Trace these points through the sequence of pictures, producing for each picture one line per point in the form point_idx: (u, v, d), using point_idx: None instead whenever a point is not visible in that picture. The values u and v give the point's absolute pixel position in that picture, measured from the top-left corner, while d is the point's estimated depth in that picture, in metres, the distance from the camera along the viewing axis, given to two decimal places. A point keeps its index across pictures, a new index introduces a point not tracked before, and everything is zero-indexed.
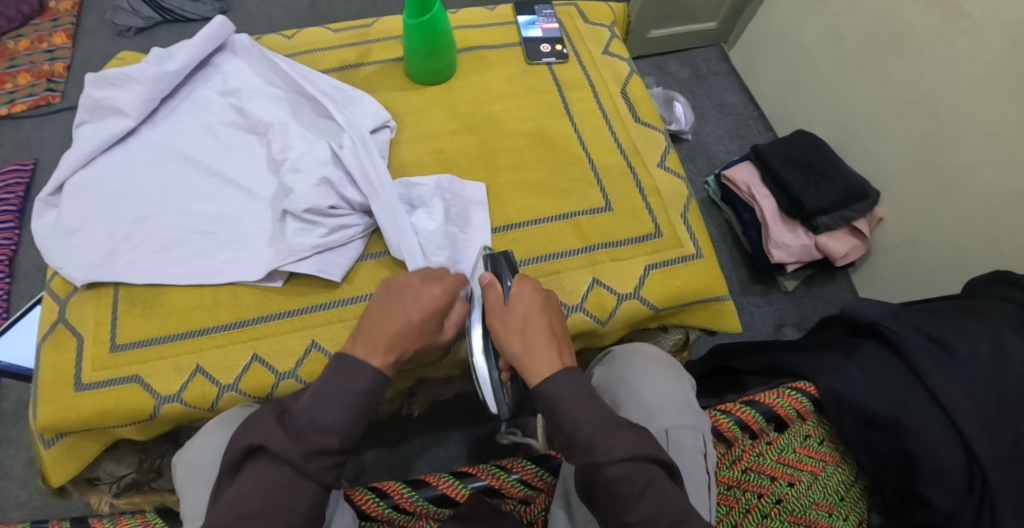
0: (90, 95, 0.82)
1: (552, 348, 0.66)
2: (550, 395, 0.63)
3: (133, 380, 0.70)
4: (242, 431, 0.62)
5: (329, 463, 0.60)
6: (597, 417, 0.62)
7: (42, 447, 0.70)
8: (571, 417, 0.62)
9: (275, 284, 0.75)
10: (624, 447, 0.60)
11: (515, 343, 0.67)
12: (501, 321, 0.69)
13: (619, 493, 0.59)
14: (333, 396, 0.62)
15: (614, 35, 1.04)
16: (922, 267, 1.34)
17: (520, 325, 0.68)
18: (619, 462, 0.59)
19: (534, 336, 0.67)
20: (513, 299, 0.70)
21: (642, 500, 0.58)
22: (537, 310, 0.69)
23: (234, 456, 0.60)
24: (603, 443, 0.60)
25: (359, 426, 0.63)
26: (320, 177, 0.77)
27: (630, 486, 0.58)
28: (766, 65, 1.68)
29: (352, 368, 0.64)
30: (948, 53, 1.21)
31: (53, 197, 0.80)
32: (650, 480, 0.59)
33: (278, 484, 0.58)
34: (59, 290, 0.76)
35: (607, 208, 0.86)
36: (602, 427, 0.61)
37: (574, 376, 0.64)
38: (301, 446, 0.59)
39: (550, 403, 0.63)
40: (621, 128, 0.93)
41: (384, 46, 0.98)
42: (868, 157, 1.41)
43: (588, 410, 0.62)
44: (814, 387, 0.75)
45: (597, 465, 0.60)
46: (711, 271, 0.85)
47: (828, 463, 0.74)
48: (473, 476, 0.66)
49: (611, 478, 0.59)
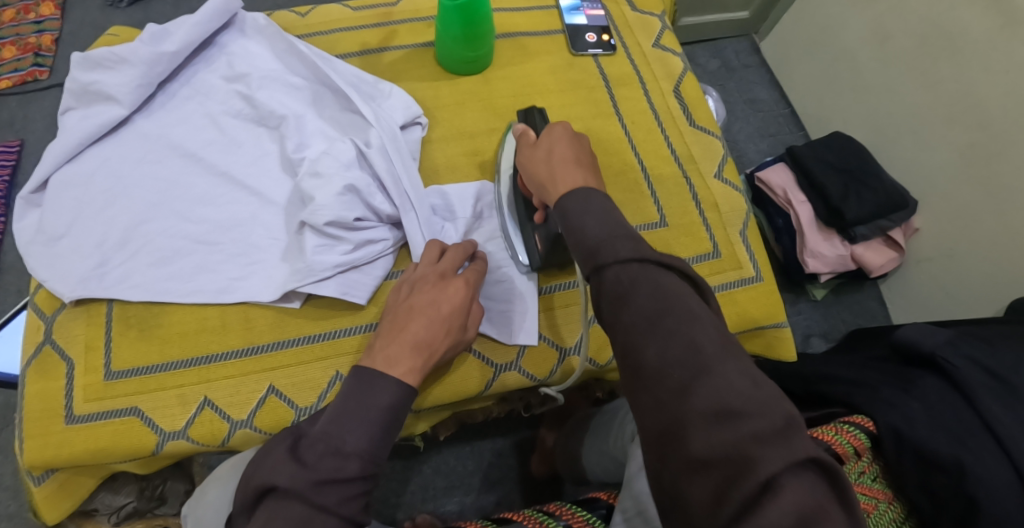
0: (75, 78, 0.72)
1: (573, 170, 0.61)
2: (562, 201, 0.57)
3: (133, 413, 0.62)
4: (251, 470, 0.55)
5: (350, 492, 0.53)
6: (608, 223, 0.54)
7: (32, 485, 0.64)
8: (580, 220, 0.55)
9: (292, 305, 0.66)
10: (634, 249, 0.51)
11: (543, 170, 0.63)
12: (529, 156, 0.66)
13: (622, 293, 0.49)
14: (349, 413, 0.55)
15: (665, 26, 0.95)
16: (959, 283, 1.25)
17: (544, 157, 0.64)
18: (626, 262, 0.51)
19: (556, 162, 0.62)
20: (541, 135, 0.67)
21: (641, 292, 0.49)
22: (564, 143, 0.65)
23: (244, 497, 0.53)
24: (608, 245, 0.52)
25: (384, 446, 0.56)
26: (344, 185, 0.67)
27: (636, 283, 0.49)
28: (801, 59, 1.59)
29: (372, 383, 0.57)
30: (1005, 61, 1.12)
31: (37, 195, 0.70)
32: (657, 274, 0.50)
33: (291, 523, 0.51)
34: (44, 306, 0.66)
35: (663, 223, 0.79)
36: (614, 229, 0.53)
37: (588, 188, 0.58)
38: (313, 475, 0.52)
39: (563, 212, 0.57)
40: (675, 133, 0.86)
41: (412, 29, 0.88)
42: (908, 165, 1.33)
43: (598, 218, 0.55)
44: (872, 422, 0.63)
45: (600, 266, 0.51)
46: (772, 295, 0.78)
47: (880, 501, 0.62)
48: (515, 524, 0.60)
49: (617, 274, 0.50)
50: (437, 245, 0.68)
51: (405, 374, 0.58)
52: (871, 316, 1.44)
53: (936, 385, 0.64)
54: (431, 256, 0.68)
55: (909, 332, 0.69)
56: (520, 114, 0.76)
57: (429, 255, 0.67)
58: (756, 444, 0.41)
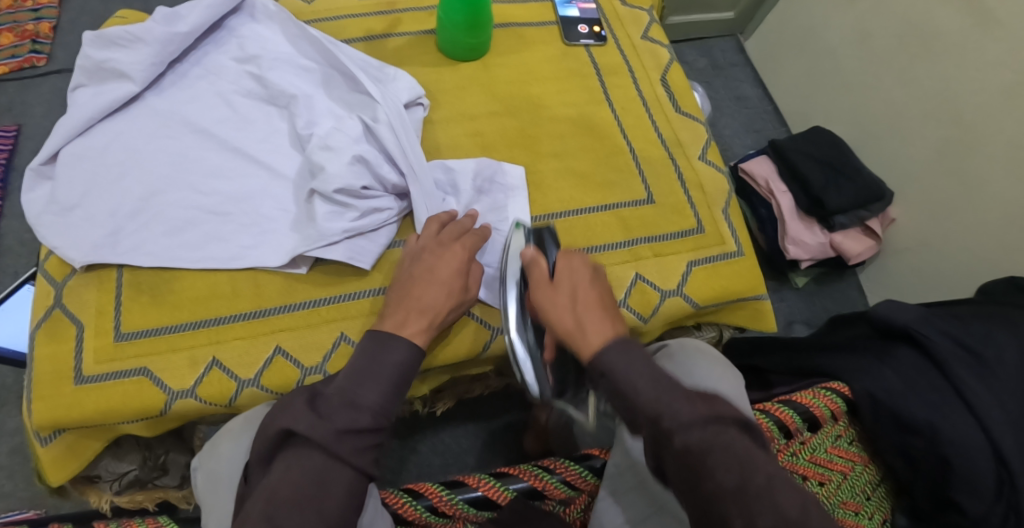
0: (89, 56, 0.74)
1: (602, 318, 0.63)
2: (605, 363, 0.58)
3: (142, 373, 0.65)
4: (269, 419, 0.56)
5: (363, 444, 0.56)
6: (654, 380, 0.55)
7: (38, 446, 0.66)
8: (632, 383, 0.55)
9: (299, 271, 0.69)
10: (694, 410, 0.51)
11: (567, 320, 0.64)
12: (550, 299, 0.66)
13: (693, 464, 0.49)
14: (366, 371, 0.59)
15: (654, 20, 0.99)
16: (935, 270, 1.30)
17: (568, 298, 0.66)
18: (691, 425, 0.50)
19: (582, 308, 0.64)
20: (560, 272, 0.68)
21: (712, 461, 0.48)
22: (587, 283, 0.67)
23: (262, 444, 0.55)
24: (666, 408, 0.52)
25: (394, 405, 0.59)
26: (354, 156, 0.71)
27: (706, 449, 0.49)
28: (785, 58, 1.64)
29: (384, 345, 0.61)
30: (976, 60, 1.17)
31: (47, 167, 0.72)
32: (725, 436, 0.49)
33: (310, 470, 0.52)
34: (55, 272, 0.69)
35: (650, 201, 0.83)
36: (669, 390, 0.54)
37: (626, 341, 0.59)
38: (332, 425, 0.55)
39: (608, 375, 0.57)
40: (663, 119, 0.90)
41: (414, 17, 0.91)
42: (885, 158, 1.38)
43: (647, 376, 0.55)
44: (848, 388, 0.67)
45: (665, 433, 0.51)
46: (754, 270, 0.82)
47: (856, 463, 0.66)
48: (514, 477, 0.62)
49: (683, 442, 0.50)
50: (442, 225, 0.71)
51: (412, 338, 0.63)
52: (851, 305, 1.49)
53: (910, 357, 0.68)
54: (432, 228, 0.71)
55: (884, 309, 0.71)
56: (525, 229, 0.75)
57: (431, 227, 0.71)
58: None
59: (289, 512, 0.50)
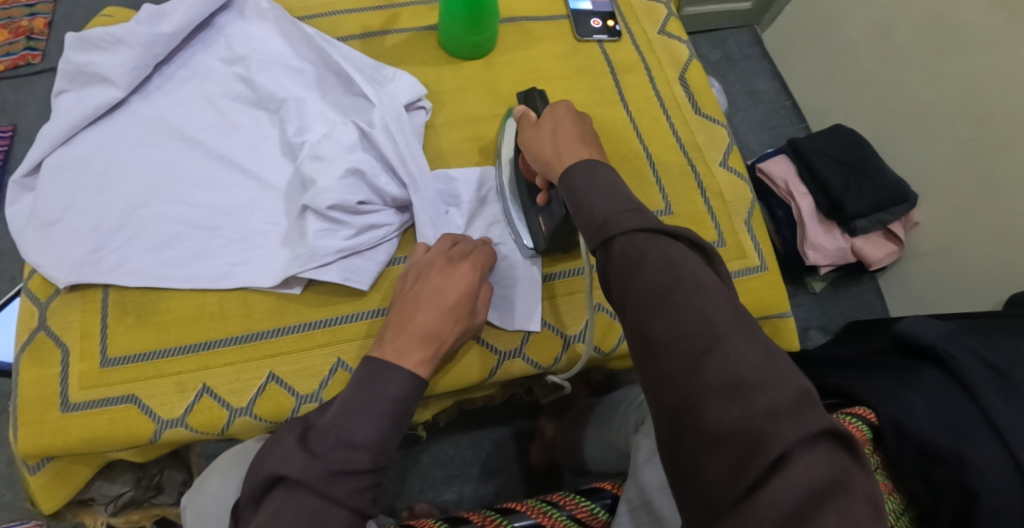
0: (68, 59, 0.70)
1: (577, 147, 0.62)
2: (567, 181, 0.58)
3: (129, 400, 0.61)
4: (260, 460, 0.53)
5: (357, 484, 0.51)
6: (614, 197, 0.54)
7: (26, 475, 0.62)
8: (587, 196, 0.55)
9: (293, 291, 0.65)
10: (641, 219, 0.51)
11: (546, 149, 0.63)
12: (531, 134, 0.66)
13: (630, 265, 0.49)
14: (361, 405, 0.53)
15: (670, 13, 0.94)
16: (956, 275, 1.25)
17: (548, 134, 0.65)
18: (633, 232, 0.51)
19: (560, 141, 0.63)
20: (543, 115, 0.67)
21: (648, 265, 0.48)
22: (568, 120, 0.65)
23: (253, 487, 0.51)
24: (615, 218, 0.52)
25: (394, 439, 0.54)
26: (347, 168, 0.66)
27: (644, 253, 0.49)
28: (803, 51, 1.58)
29: (384, 374, 0.55)
30: (1006, 57, 1.11)
31: (29, 179, 0.68)
32: (665, 245, 0.49)
33: (301, 517, 0.48)
34: (38, 292, 0.65)
35: (667, 212, 0.79)
36: (619, 202, 0.54)
37: (592, 162, 0.58)
38: (324, 466, 0.50)
39: (571, 185, 0.57)
40: (681, 122, 0.85)
41: (415, 12, 0.86)
42: (909, 159, 1.32)
43: (604, 192, 0.55)
44: (874, 414, 0.59)
45: (607, 235, 0.52)
46: (776, 285, 0.78)
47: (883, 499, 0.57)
48: (519, 514, 0.59)
49: (624, 243, 0.50)
50: (455, 244, 0.67)
51: (414, 368, 0.57)
52: (869, 311, 1.43)
53: (937, 377, 0.61)
54: (444, 245, 0.66)
55: (910, 325, 0.66)
56: (520, 96, 0.75)
57: (442, 243, 0.66)
58: (774, 419, 0.39)
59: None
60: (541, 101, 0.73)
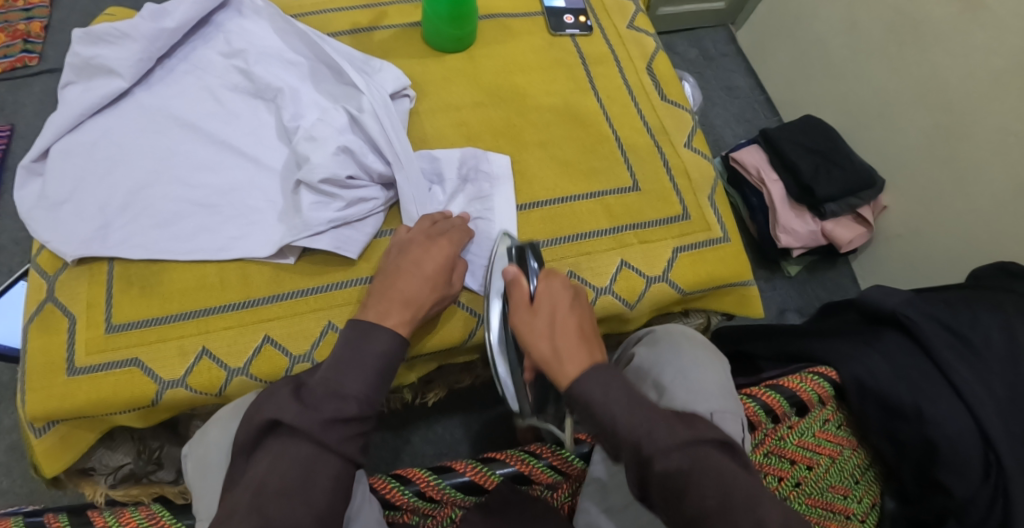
0: (77, 53, 0.75)
1: (582, 348, 0.62)
2: (582, 390, 0.58)
3: (132, 364, 0.66)
4: (254, 407, 0.58)
5: (348, 431, 0.57)
6: (632, 398, 0.56)
7: (32, 437, 0.67)
8: (607, 409, 0.55)
9: (287, 261, 0.70)
10: (672, 434, 0.52)
11: (544, 344, 0.63)
12: (527, 324, 0.66)
13: (672, 488, 0.50)
14: (351, 363, 0.59)
15: (639, 9, 1.00)
16: (926, 257, 1.31)
17: (547, 322, 0.65)
18: (667, 452, 0.51)
19: (560, 335, 0.63)
20: (540, 297, 0.67)
21: (696, 482, 0.50)
22: (566, 306, 0.66)
23: (248, 433, 0.56)
24: (647, 437, 0.53)
25: (379, 393, 0.60)
26: (339, 146, 0.72)
27: (688, 475, 0.50)
28: (775, 47, 1.65)
29: (367, 336, 0.61)
30: (965, 47, 1.17)
31: (38, 164, 0.73)
32: (703, 461, 0.51)
33: (297, 458, 0.54)
34: (47, 266, 0.70)
35: (635, 188, 0.84)
36: (648, 417, 0.54)
37: (603, 368, 0.58)
38: (318, 413, 0.56)
39: (583, 400, 0.57)
40: (648, 107, 0.90)
41: (398, 9, 0.92)
42: (876, 147, 1.38)
43: (625, 401, 0.56)
44: (835, 373, 0.69)
45: (645, 459, 0.52)
46: (739, 256, 0.83)
47: (844, 447, 0.68)
48: (501, 462, 0.64)
49: (664, 469, 0.51)
50: (433, 220, 0.73)
51: (395, 327, 0.63)
52: (843, 293, 1.49)
53: (899, 341, 0.70)
54: (422, 223, 0.72)
55: (874, 295, 0.74)
56: (508, 248, 0.74)
57: (423, 222, 0.72)
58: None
59: (278, 499, 0.51)
60: (535, 261, 0.72)
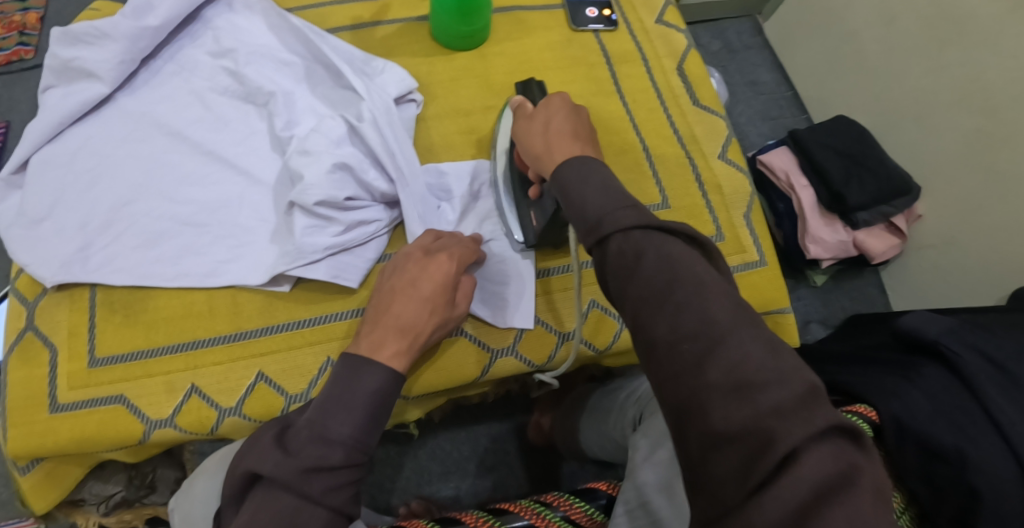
0: (55, 54, 0.69)
1: (571, 140, 0.61)
2: (559, 177, 0.57)
3: (118, 400, 0.61)
4: (239, 457, 0.53)
5: (333, 481, 0.50)
6: (606, 191, 0.54)
7: (17, 476, 0.62)
8: (580, 192, 0.54)
9: (281, 289, 0.65)
10: (638, 216, 0.50)
11: (537, 142, 0.63)
12: (525, 127, 0.66)
13: (627, 266, 0.48)
14: (339, 400, 0.53)
15: (668, 2, 0.92)
16: (958, 271, 1.24)
17: (541, 126, 0.64)
18: (628, 231, 0.50)
19: (551, 135, 0.62)
20: (538, 108, 0.66)
21: (647, 265, 0.47)
22: (562, 114, 0.64)
23: (230, 486, 0.51)
24: (608, 215, 0.51)
25: (372, 436, 0.53)
26: (335, 163, 0.65)
27: (643, 252, 0.48)
28: (804, 38, 1.56)
29: (359, 369, 0.55)
30: (1013, 45, 1.08)
31: (16, 177, 0.68)
32: (664, 244, 0.48)
33: (277, 516, 0.48)
34: (26, 292, 0.64)
35: (665, 205, 0.77)
36: (612, 199, 0.53)
37: (584, 160, 0.57)
38: (299, 463, 0.50)
39: (561, 183, 0.56)
40: (678, 113, 0.83)
41: (405, 3, 0.85)
42: (911, 150, 1.30)
43: (599, 188, 0.54)
44: (875, 412, 0.58)
45: (603, 235, 0.51)
46: (776, 280, 0.76)
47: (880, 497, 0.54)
48: (512, 515, 0.58)
49: (619, 243, 0.49)
50: (435, 234, 0.66)
51: (390, 360, 0.57)
52: (871, 304, 1.42)
53: (938, 375, 0.60)
54: (424, 239, 0.65)
55: (912, 321, 0.65)
56: (518, 86, 0.75)
57: (424, 237, 0.65)
58: (778, 420, 0.39)
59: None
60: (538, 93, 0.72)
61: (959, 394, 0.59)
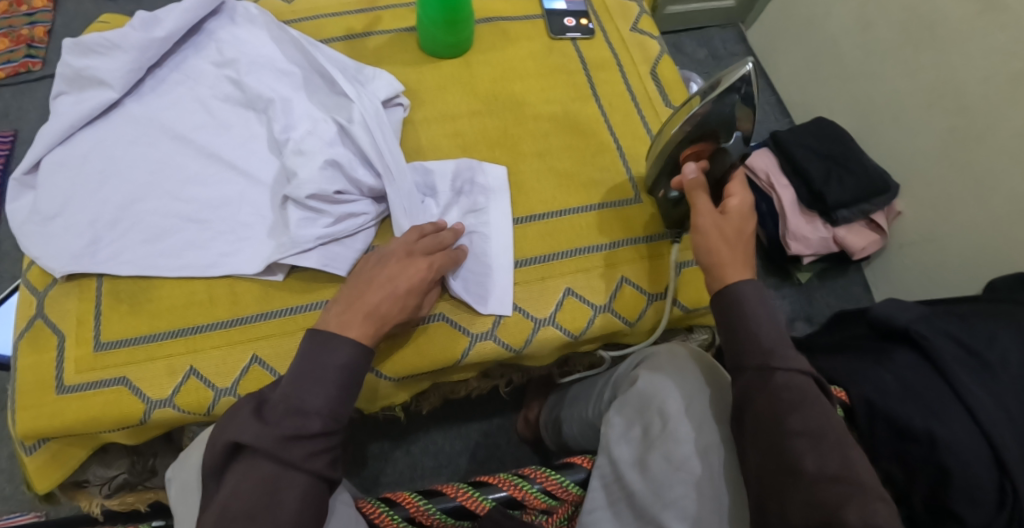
0: (68, 64, 0.74)
1: (746, 266, 0.67)
2: (743, 301, 0.64)
3: (121, 382, 0.65)
4: (218, 431, 0.56)
5: (312, 447, 0.55)
6: (777, 328, 0.62)
7: (24, 455, 0.65)
8: (759, 326, 0.62)
9: (275, 278, 0.70)
10: (789, 367, 0.59)
11: (721, 248, 0.67)
12: (711, 217, 0.69)
13: (784, 400, 0.57)
14: (310, 375, 0.57)
15: (643, 12, 0.97)
16: (939, 265, 1.27)
17: (730, 231, 0.68)
18: (795, 372, 0.58)
19: (741, 249, 0.67)
20: (732, 204, 0.70)
21: (812, 413, 0.55)
22: (746, 222, 0.69)
23: (213, 456, 0.55)
24: (779, 348, 0.60)
25: (344, 406, 0.58)
26: (326, 160, 0.70)
27: (796, 404, 0.56)
28: (785, 47, 1.61)
29: (328, 345, 0.59)
30: (982, 48, 1.13)
31: (29, 177, 0.72)
32: (814, 404, 0.56)
33: (261, 480, 0.53)
34: (37, 282, 0.69)
35: (637, 201, 0.81)
36: (779, 337, 0.62)
37: (762, 294, 0.65)
38: (277, 431, 0.54)
39: (737, 306, 0.64)
40: (651, 115, 0.88)
41: (395, 15, 0.90)
42: (891, 149, 1.34)
43: (773, 324, 0.62)
44: (845, 393, 0.65)
45: (770, 369, 0.59)
46: None
47: None
48: (493, 487, 0.62)
49: (784, 380, 0.58)
50: (417, 230, 0.69)
51: (358, 340, 0.60)
52: (854, 301, 1.46)
53: (911, 359, 0.65)
54: (409, 236, 0.69)
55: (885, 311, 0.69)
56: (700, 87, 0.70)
57: (409, 234, 0.69)
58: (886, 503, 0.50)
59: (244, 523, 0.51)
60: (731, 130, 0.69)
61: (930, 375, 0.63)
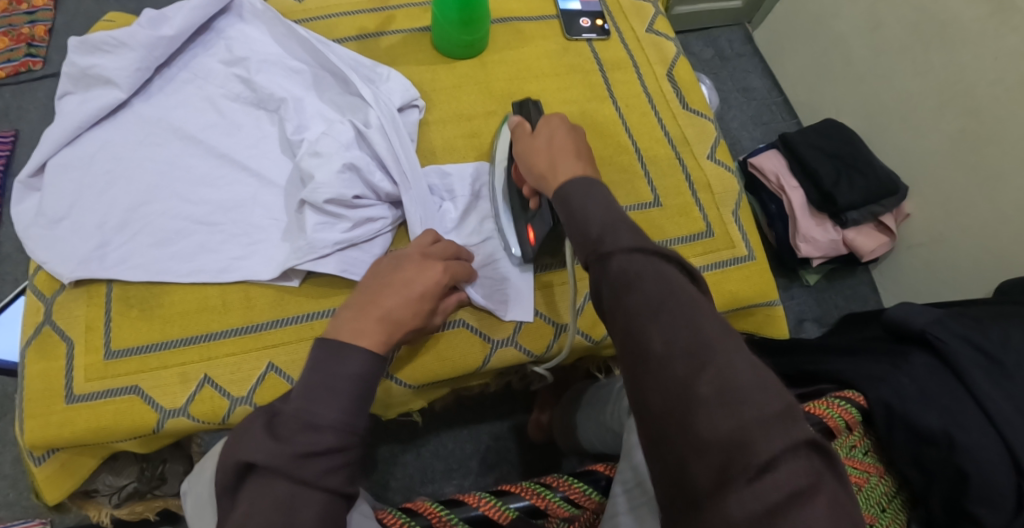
0: (73, 63, 0.72)
1: (571, 160, 0.62)
2: (564, 191, 0.59)
3: (132, 391, 0.63)
4: (228, 448, 0.53)
5: (329, 464, 0.52)
6: (607, 210, 0.55)
7: (32, 466, 0.63)
8: (583, 208, 0.56)
9: (291, 283, 0.68)
10: (621, 241, 0.52)
11: (540, 161, 0.65)
12: (527, 145, 0.68)
13: (625, 282, 0.49)
14: (321, 389, 0.54)
15: (658, 12, 0.96)
16: (949, 267, 1.26)
17: (544, 144, 0.67)
18: (629, 252, 0.50)
19: (556, 153, 0.64)
20: (539, 127, 0.69)
21: (664, 312, 0.46)
22: (562, 130, 0.67)
23: (225, 475, 0.51)
24: (609, 234, 0.53)
25: (359, 419, 0.55)
26: (344, 163, 0.69)
27: (647, 282, 0.49)
28: (793, 47, 1.60)
29: (340, 356, 0.56)
30: (995, 49, 1.11)
31: (34, 179, 0.70)
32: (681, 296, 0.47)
33: (276, 500, 0.49)
34: (44, 288, 0.67)
35: (657, 203, 0.80)
36: (608, 222, 0.54)
37: (589, 184, 0.58)
38: (291, 448, 0.51)
39: (567, 201, 0.58)
40: (668, 116, 0.87)
41: (407, 13, 0.88)
42: (901, 151, 1.33)
43: (601, 207, 0.56)
44: (863, 396, 0.58)
45: (604, 253, 0.51)
46: (764, 274, 0.79)
47: (871, 474, 0.55)
48: (515, 496, 0.57)
49: (621, 263, 0.50)
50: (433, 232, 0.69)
51: (371, 347, 0.58)
52: (863, 303, 1.45)
53: (926, 362, 0.60)
54: (423, 240, 0.68)
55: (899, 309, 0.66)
56: (515, 106, 0.78)
57: (424, 238, 0.68)
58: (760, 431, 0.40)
59: None
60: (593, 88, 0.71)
61: (945, 378, 0.58)
